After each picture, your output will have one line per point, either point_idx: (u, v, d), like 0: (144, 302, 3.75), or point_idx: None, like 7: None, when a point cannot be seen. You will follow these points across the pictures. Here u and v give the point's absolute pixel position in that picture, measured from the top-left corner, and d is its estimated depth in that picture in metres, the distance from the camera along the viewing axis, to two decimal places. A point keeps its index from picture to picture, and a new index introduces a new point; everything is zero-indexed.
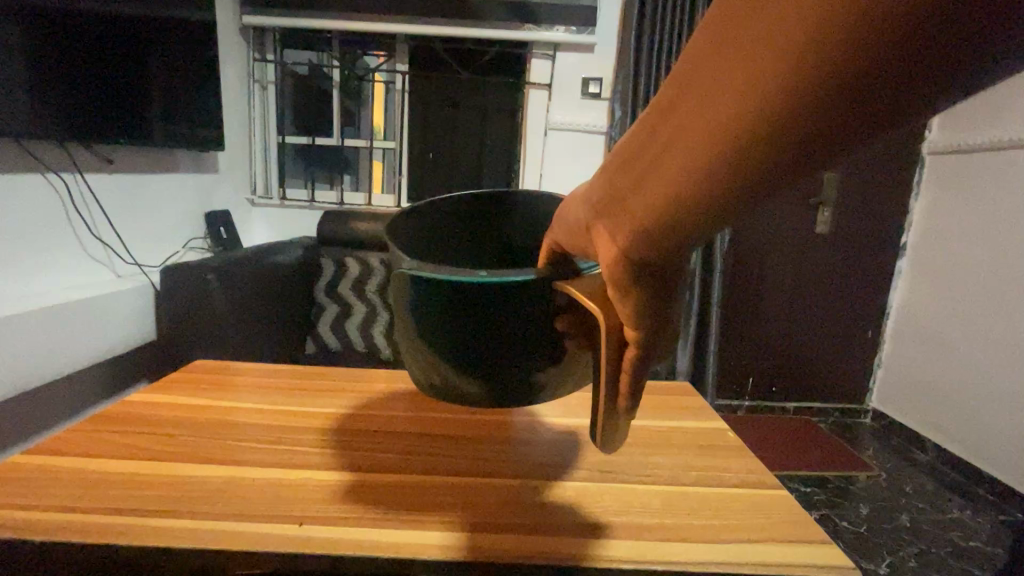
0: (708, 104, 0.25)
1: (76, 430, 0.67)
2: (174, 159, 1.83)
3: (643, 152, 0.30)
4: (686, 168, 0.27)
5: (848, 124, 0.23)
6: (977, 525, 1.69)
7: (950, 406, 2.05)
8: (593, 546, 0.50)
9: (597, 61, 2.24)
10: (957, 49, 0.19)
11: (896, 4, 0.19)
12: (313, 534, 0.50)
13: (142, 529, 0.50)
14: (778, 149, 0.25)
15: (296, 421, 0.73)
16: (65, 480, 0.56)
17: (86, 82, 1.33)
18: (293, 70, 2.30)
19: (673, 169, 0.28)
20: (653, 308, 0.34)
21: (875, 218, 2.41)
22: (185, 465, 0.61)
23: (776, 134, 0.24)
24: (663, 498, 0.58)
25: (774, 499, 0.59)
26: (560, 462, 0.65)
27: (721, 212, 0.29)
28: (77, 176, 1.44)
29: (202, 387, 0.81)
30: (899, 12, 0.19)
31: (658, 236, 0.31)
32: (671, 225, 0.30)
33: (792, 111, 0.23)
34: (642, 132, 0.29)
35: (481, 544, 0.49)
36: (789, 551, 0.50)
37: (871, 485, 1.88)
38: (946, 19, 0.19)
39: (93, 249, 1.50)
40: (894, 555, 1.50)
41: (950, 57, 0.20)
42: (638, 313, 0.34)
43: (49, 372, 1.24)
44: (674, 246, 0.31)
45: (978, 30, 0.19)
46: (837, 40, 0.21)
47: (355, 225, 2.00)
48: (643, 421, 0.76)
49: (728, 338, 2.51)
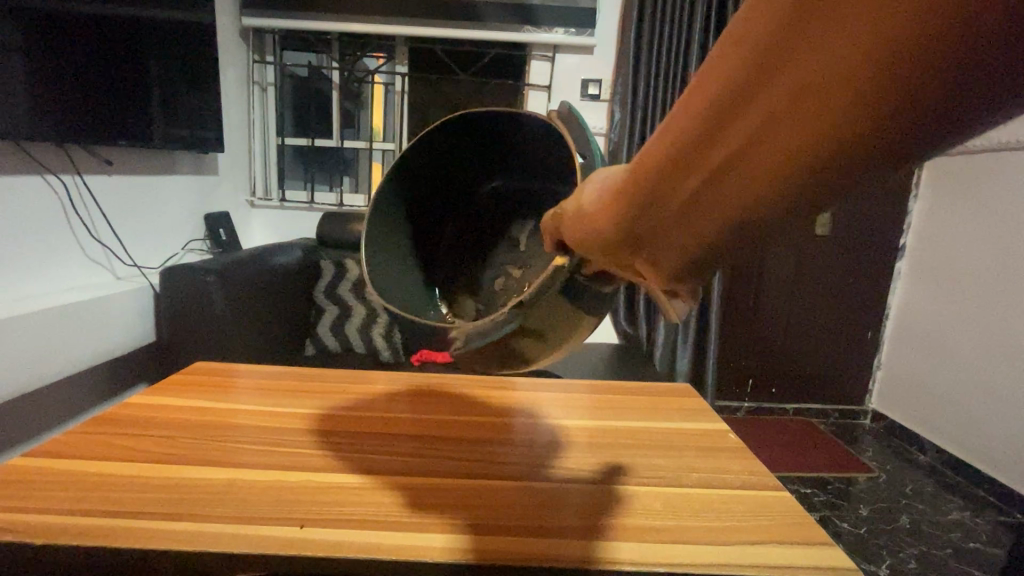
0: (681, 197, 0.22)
1: (73, 433, 0.66)
2: (173, 161, 1.82)
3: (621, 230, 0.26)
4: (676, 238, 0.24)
5: (837, 186, 0.19)
6: (977, 525, 1.78)
7: (953, 410, 2.10)
8: (597, 548, 0.49)
9: (597, 63, 2.24)
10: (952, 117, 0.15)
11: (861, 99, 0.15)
12: (319, 536, 0.49)
13: (138, 532, 0.49)
14: (766, 219, 0.21)
15: (294, 423, 0.72)
16: (60, 484, 0.55)
17: (85, 82, 1.32)
18: (292, 71, 2.28)
19: (678, 231, 0.24)
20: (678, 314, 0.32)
21: (874, 220, 2.42)
22: (180, 468, 0.60)
23: (760, 213, 0.21)
24: (666, 500, 0.57)
25: (778, 500, 0.58)
26: (561, 463, 0.64)
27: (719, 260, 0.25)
28: (77, 178, 1.43)
29: (200, 389, 0.80)
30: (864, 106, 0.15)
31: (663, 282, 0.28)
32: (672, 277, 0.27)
33: (769, 193, 0.19)
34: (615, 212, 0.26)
35: (484, 546, 0.48)
36: (795, 553, 0.49)
37: (872, 486, 1.98)
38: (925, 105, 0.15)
39: (92, 250, 1.49)
40: (894, 556, 1.59)
41: (942, 128, 0.15)
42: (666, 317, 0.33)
43: (47, 375, 1.22)
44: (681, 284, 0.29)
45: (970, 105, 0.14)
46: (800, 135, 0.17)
47: (354, 226, 1.98)
48: (646, 422, 0.75)
49: (728, 340, 2.51)
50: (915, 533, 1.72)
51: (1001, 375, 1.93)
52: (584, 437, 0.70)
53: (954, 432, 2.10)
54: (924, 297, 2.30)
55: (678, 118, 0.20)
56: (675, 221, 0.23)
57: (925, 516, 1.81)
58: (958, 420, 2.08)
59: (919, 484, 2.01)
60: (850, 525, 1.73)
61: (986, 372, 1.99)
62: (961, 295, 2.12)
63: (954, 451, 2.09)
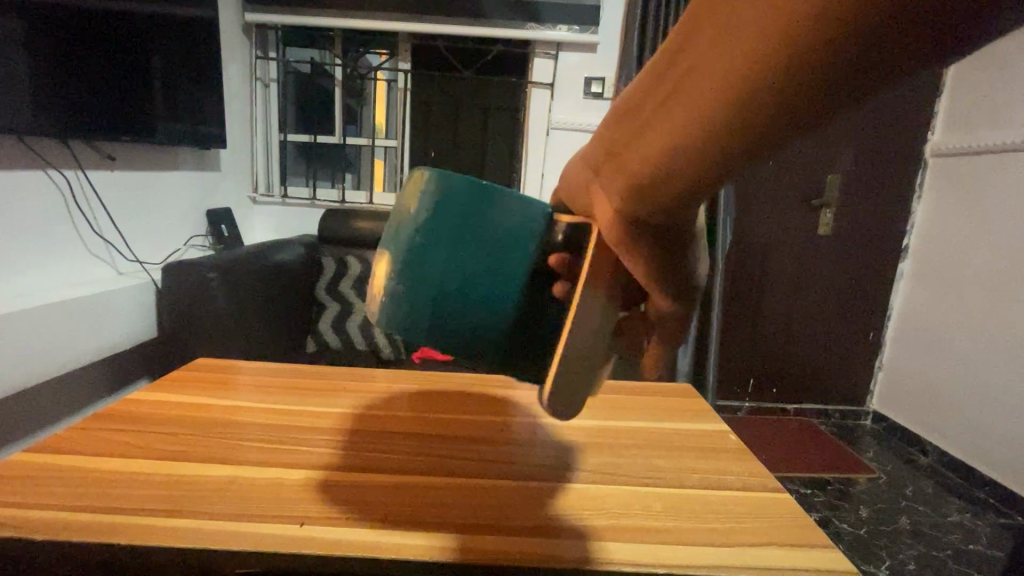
0: (683, 101, 0.30)
1: (75, 428, 0.66)
2: (175, 157, 1.81)
3: (627, 133, 0.35)
4: (665, 139, 0.32)
5: (773, 121, 0.29)
6: (976, 528, 1.77)
7: (955, 412, 2.10)
8: (597, 549, 0.49)
9: (600, 61, 2.23)
10: (859, 69, 0.25)
11: (800, 38, 0.25)
12: (320, 535, 0.49)
13: (140, 528, 0.49)
14: (735, 143, 0.30)
15: (295, 421, 0.71)
16: (62, 479, 0.55)
17: (90, 75, 1.32)
18: (295, 67, 2.28)
19: (663, 137, 0.32)
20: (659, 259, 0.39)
21: (878, 221, 2.40)
22: (181, 464, 0.60)
23: (737, 131, 0.30)
24: (666, 501, 0.57)
25: (778, 502, 0.58)
26: (562, 463, 0.64)
27: (694, 186, 0.34)
28: (78, 172, 1.42)
29: (202, 386, 0.80)
30: (803, 47, 0.25)
31: (644, 200, 0.36)
32: (654, 192, 0.35)
33: (737, 114, 0.29)
34: (630, 117, 0.35)
35: (486, 547, 0.48)
36: (795, 556, 0.49)
37: (872, 488, 1.97)
38: (833, 51, 0.25)
39: (93, 245, 1.49)
40: (893, 558, 1.59)
41: (852, 75, 0.26)
42: (652, 263, 0.39)
43: (43, 372, 1.21)
44: (658, 209, 0.37)
45: (885, 48, 0.24)
46: (760, 61, 0.27)
47: (356, 224, 2.00)
48: (647, 423, 0.75)
49: (730, 340, 2.51)
50: (915, 534, 1.71)
51: (1002, 376, 1.93)
52: (584, 437, 0.70)
53: (954, 433, 2.10)
54: (926, 298, 2.29)
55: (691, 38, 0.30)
56: (653, 130, 0.33)
57: (925, 517, 1.81)
58: (958, 421, 2.08)
59: (920, 485, 2.00)
60: (850, 526, 1.73)
61: (987, 373, 1.98)
62: (962, 296, 2.12)
63: (954, 452, 2.09)
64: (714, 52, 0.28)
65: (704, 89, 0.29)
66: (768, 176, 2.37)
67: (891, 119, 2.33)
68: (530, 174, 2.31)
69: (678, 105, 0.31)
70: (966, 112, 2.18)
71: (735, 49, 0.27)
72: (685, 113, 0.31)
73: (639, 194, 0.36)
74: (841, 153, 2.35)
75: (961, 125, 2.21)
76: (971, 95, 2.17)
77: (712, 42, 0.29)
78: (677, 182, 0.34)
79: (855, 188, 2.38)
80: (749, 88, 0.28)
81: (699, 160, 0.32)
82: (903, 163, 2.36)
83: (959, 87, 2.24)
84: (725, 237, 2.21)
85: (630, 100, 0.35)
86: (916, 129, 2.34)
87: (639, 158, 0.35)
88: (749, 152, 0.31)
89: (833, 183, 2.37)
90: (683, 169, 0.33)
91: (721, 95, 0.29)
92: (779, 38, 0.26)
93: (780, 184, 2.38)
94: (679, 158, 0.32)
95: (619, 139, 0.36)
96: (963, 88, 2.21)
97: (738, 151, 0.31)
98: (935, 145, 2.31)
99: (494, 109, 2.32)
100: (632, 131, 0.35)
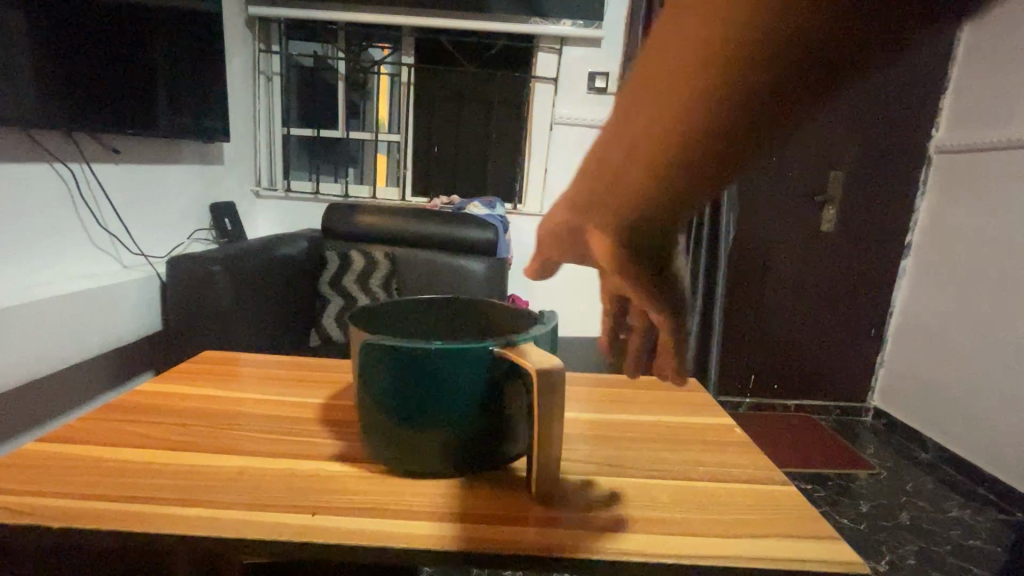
0: (646, 137, 0.37)
1: (85, 419, 0.67)
2: (178, 151, 1.81)
3: (602, 172, 0.41)
4: (644, 169, 0.38)
5: (729, 145, 0.36)
6: (976, 523, 1.78)
7: (956, 409, 2.10)
8: (605, 539, 0.49)
9: (605, 56, 2.22)
10: (795, 93, 0.33)
11: (736, 75, 0.33)
12: (329, 524, 0.49)
13: (154, 516, 0.49)
14: (698, 161, 0.37)
15: (303, 412, 0.72)
16: (74, 468, 0.56)
17: (96, 67, 1.33)
18: (298, 61, 2.28)
19: (637, 169, 0.38)
20: (645, 281, 0.44)
21: (882, 217, 2.40)
22: (191, 455, 0.60)
23: (698, 152, 0.36)
24: (671, 493, 0.57)
25: (782, 494, 0.58)
26: (567, 455, 0.64)
27: (666, 209, 0.40)
28: (82, 165, 1.43)
29: (210, 378, 0.81)
30: (738, 85, 0.33)
31: (629, 231, 0.41)
32: (636, 223, 0.41)
33: (697, 138, 0.36)
34: (607, 162, 0.40)
35: (496, 536, 0.49)
36: (800, 547, 0.50)
37: (872, 483, 1.98)
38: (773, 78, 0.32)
39: (98, 238, 1.50)
40: (893, 553, 1.60)
41: (787, 97, 0.33)
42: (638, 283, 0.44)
43: (50, 365, 1.23)
44: (638, 235, 0.42)
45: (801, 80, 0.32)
46: (714, 95, 0.34)
47: (361, 218, 1.99)
48: (652, 416, 0.75)
49: (732, 336, 2.51)
50: (915, 529, 1.72)
51: (1003, 374, 1.93)
52: (590, 430, 0.71)
53: (955, 430, 2.11)
54: (929, 295, 2.30)
55: (647, 94, 0.37)
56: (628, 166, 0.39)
57: (925, 512, 1.82)
58: (959, 418, 2.09)
59: (919, 481, 2.01)
60: (850, 521, 1.74)
61: (988, 371, 1.99)
62: (964, 293, 2.12)
63: (954, 448, 2.10)
64: (669, 86, 0.35)
65: (668, 116, 0.36)
66: (772, 172, 2.37)
67: (896, 115, 2.32)
68: (534, 169, 2.31)
69: (651, 136, 0.37)
70: (971, 109, 2.17)
71: (691, 79, 0.34)
72: (655, 142, 0.37)
73: (626, 227, 0.41)
74: (845, 149, 2.35)
75: (965, 122, 2.20)
76: (976, 91, 2.16)
77: (667, 79, 0.35)
78: (651, 204, 0.40)
79: (859, 185, 2.37)
80: (708, 117, 0.34)
81: (674, 174, 0.38)
82: (908, 160, 2.36)
83: (965, 83, 2.22)
84: (727, 233, 2.22)
85: (605, 151, 0.41)
86: (920, 125, 2.34)
87: (619, 190, 0.40)
88: (709, 175, 0.38)
89: (837, 179, 2.37)
90: (659, 197, 0.39)
91: (689, 114, 0.35)
92: (722, 77, 0.33)
93: (784, 180, 2.38)
94: (653, 182, 0.38)
95: (594, 183, 0.42)
96: (968, 84, 2.20)
97: (701, 169, 0.37)
98: (939, 142, 2.31)
99: (497, 104, 2.31)
100: (605, 171, 0.41)
